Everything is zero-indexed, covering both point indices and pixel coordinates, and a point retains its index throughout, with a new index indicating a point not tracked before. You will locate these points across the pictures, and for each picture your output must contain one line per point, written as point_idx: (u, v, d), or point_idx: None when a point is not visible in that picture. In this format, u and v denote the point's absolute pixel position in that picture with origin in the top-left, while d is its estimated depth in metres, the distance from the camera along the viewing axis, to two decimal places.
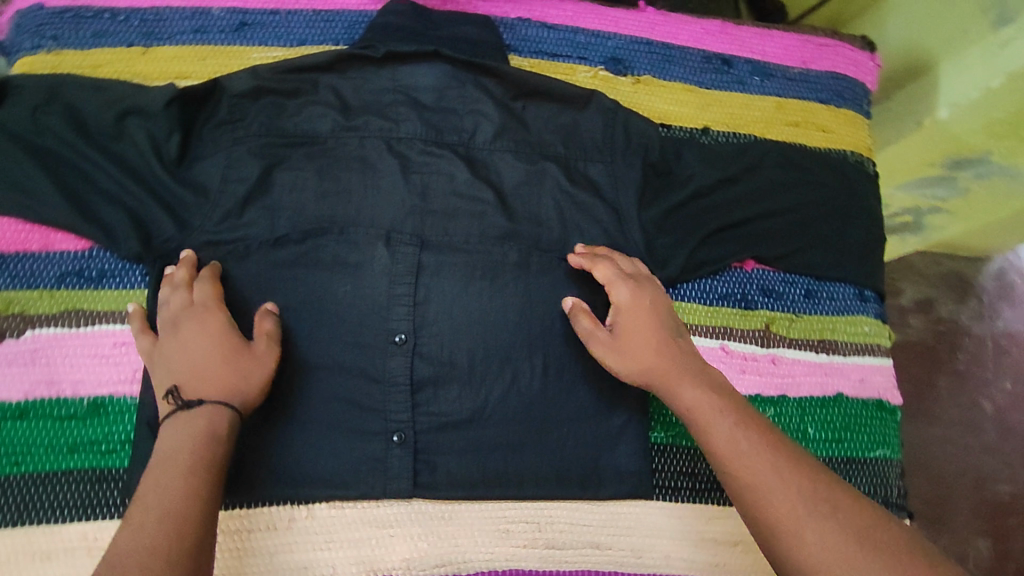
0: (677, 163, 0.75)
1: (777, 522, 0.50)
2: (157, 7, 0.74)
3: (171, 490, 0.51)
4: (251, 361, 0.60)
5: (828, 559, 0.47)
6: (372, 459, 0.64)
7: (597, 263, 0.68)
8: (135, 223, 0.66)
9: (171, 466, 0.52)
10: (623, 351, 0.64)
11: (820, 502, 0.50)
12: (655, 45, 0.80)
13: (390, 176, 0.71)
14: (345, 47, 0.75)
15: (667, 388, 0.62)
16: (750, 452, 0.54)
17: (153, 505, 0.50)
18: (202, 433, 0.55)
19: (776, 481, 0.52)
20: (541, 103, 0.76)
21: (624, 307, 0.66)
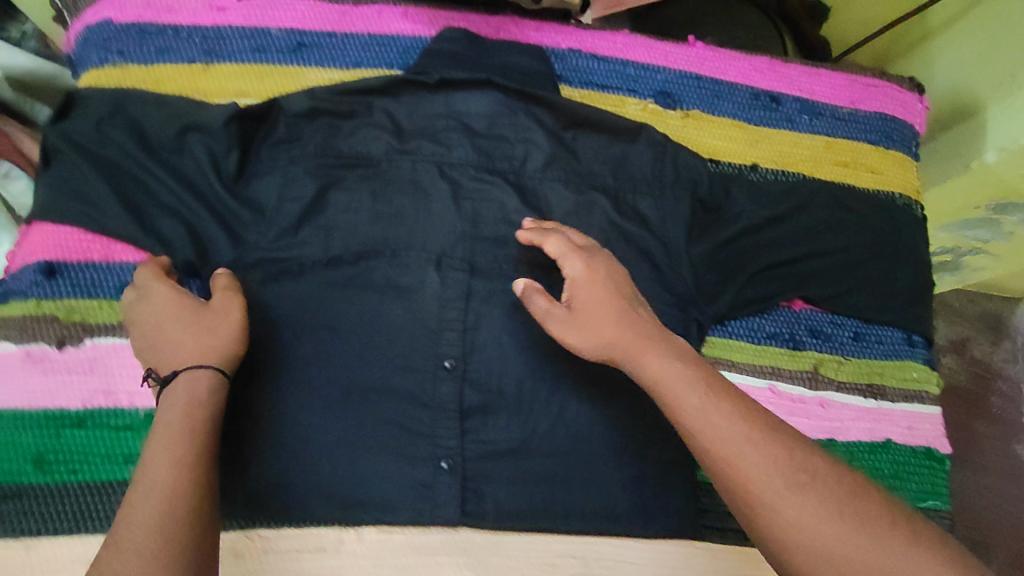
0: (725, 199, 0.75)
1: (765, 503, 0.48)
2: (218, 26, 0.74)
3: (167, 461, 0.50)
4: (212, 314, 0.59)
5: (808, 533, 0.47)
6: (421, 485, 0.64)
7: (547, 238, 0.65)
8: (193, 239, 0.67)
9: (163, 431, 0.52)
10: (582, 327, 0.60)
11: (799, 472, 0.49)
12: (704, 81, 0.80)
13: (442, 202, 0.71)
14: (399, 72, 0.75)
15: (631, 362, 0.58)
16: (727, 424, 0.52)
17: (151, 488, 0.49)
18: (188, 400, 0.54)
19: (759, 455, 0.50)
20: (592, 134, 0.76)
21: (578, 281, 0.62)
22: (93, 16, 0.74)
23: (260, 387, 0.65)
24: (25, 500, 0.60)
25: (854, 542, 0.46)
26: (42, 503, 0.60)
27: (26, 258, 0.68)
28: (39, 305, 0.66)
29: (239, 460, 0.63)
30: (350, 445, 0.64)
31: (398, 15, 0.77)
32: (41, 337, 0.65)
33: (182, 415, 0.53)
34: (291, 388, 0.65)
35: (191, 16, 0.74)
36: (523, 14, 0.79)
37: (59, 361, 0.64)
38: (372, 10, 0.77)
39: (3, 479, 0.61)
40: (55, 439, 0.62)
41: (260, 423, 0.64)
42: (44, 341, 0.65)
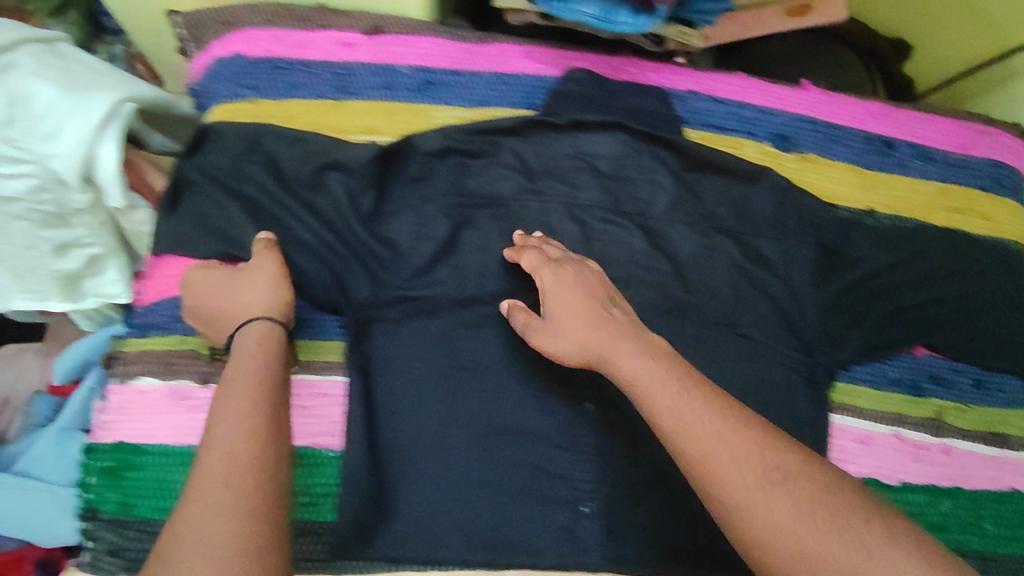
0: (846, 244, 0.75)
1: (733, 498, 0.49)
2: (346, 61, 0.73)
3: (255, 407, 0.52)
4: (268, 271, 0.62)
5: (774, 531, 0.48)
6: (562, 528, 0.65)
7: (525, 252, 0.67)
8: (334, 278, 0.67)
9: (244, 380, 0.54)
10: (559, 334, 0.61)
11: (771, 471, 0.50)
12: (819, 124, 0.81)
13: (572, 243, 0.72)
14: (534, 113, 0.75)
15: (604, 364, 0.59)
16: (705, 420, 0.53)
17: (247, 434, 0.51)
18: (268, 349, 0.57)
19: (722, 457, 0.51)
20: (714, 176, 0.76)
21: (549, 290, 0.63)
22: (224, 49, 0.74)
23: (401, 427, 0.66)
24: None
25: (821, 535, 0.47)
26: None
27: (166, 292, 0.69)
28: (184, 341, 0.68)
29: (385, 502, 0.64)
30: (493, 487, 0.65)
31: (522, 54, 0.77)
32: (187, 374, 0.67)
33: (264, 365, 0.56)
34: (431, 428, 0.66)
35: (320, 51, 0.73)
36: (644, 57, 0.79)
37: (202, 399, 0.67)
38: (496, 49, 0.77)
39: (156, 516, 0.64)
40: None
41: (405, 464, 0.65)
42: (189, 378, 0.67)
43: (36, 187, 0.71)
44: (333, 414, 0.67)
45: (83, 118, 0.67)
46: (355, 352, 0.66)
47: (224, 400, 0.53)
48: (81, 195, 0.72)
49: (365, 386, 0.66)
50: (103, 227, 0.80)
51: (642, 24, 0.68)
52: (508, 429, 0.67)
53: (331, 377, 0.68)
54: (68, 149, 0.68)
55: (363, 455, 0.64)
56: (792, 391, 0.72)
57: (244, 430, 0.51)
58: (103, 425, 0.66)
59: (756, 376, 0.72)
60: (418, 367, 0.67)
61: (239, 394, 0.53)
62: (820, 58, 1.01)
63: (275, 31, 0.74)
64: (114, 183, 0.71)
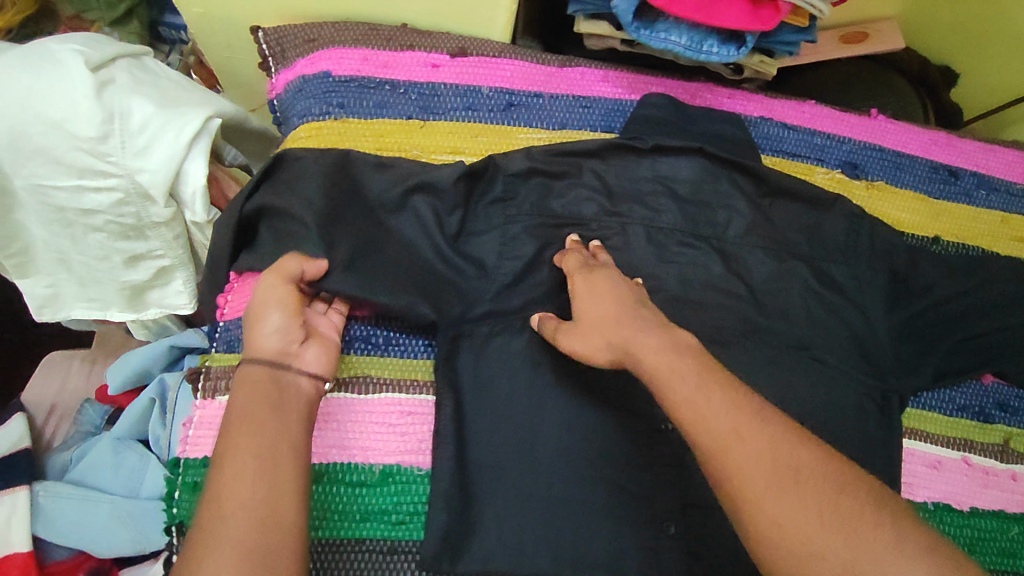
0: (914, 272, 0.76)
1: (745, 490, 0.51)
2: (432, 82, 0.75)
3: (261, 445, 0.52)
4: (266, 305, 0.60)
5: (786, 529, 0.49)
6: (645, 549, 0.64)
7: (566, 257, 0.69)
8: (424, 295, 0.68)
9: (246, 418, 0.54)
10: (587, 334, 0.62)
11: (784, 471, 0.51)
12: (887, 152, 0.82)
13: (651, 266, 0.72)
14: (620, 134, 0.77)
15: (629, 360, 0.59)
16: (721, 416, 0.54)
17: (248, 481, 0.50)
18: (268, 386, 0.56)
19: (740, 452, 0.52)
20: (788, 202, 0.77)
21: (580, 292, 0.65)
22: (310, 66, 0.75)
23: (488, 445, 0.66)
24: None
25: (824, 537, 0.48)
26: None
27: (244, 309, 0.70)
28: None
29: (473, 518, 0.64)
30: (577, 505, 0.65)
31: (599, 78, 0.79)
32: None
33: (266, 402, 0.55)
34: (516, 448, 0.66)
35: (406, 71, 0.75)
36: (718, 83, 0.82)
37: None
38: (575, 73, 0.79)
39: None
40: None
41: (492, 482, 0.65)
42: None
43: (119, 201, 0.71)
44: (420, 432, 0.66)
45: (174, 134, 0.68)
46: (446, 369, 0.68)
47: (228, 441, 0.53)
48: (163, 210, 0.72)
49: (455, 403, 0.67)
50: (176, 241, 0.79)
51: (728, 54, 0.70)
52: (589, 446, 0.67)
53: (417, 395, 0.68)
54: (157, 165, 0.68)
55: (452, 471, 0.64)
56: (866, 415, 0.72)
57: (252, 471, 0.51)
58: (188, 440, 0.66)
59: (833, 400, 0.71)
60: (504, 387, 0.68)
61: (244, 431, 0.53)
62: (876, 85, 1.01)
63: (363, 50, 0.75)
64: (198, 199, 0.71)
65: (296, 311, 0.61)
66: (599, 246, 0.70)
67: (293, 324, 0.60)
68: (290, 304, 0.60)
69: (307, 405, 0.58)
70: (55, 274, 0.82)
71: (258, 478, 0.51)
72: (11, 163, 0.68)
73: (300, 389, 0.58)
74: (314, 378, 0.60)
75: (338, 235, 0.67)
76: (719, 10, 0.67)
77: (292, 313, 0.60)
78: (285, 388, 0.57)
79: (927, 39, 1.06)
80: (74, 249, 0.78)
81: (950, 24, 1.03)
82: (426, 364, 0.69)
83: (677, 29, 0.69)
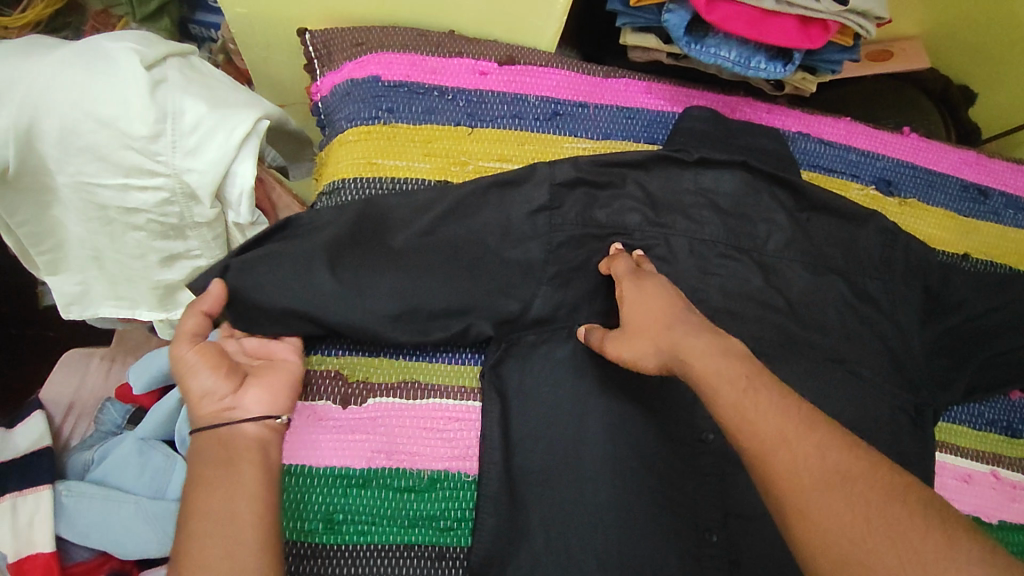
0: (946, 289, 0.78)
1: (792, 490, 0.48)
2: (480, 89, 0.77)
3: (217, 500, 0.53)
4: (188, 372, 0.60)
5: (832, 535, 0.45)
6: (690, 558, 0.64)
7: (615, 259, 0.69)
8: (471, 300, 0.68)
9: (199, 479, 0.55)
10: (633, 340, 0.61)
11: (832, 474, 0.48)
12: (919, 170, 0.85)
13: (693, 278, 0.73)
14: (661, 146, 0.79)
15: (677, 364, 0.57)
16: (764, 417, 0.51)
17: (205, 540, 0.51)
18: (215, 446, 0.58)
19: (789, 454, 0.49)
20: (825, 217, 0.78)
21: (629, 298, 0.64)
22: (358, 70, 0.76)
23: (535, 451, 0.66)
24: (319, 561, 0.62)
25: (871, 544, 0.45)
26: (335, 565, 0.62)
27: None
28: (322, 360, 0.69)
29: (520, 520, 0.64)
30: (622, 513, 0.64)
31: (642, 90, 0.81)
32: (327, 395, 0.67)
33: (214, 461, 0.56)
34: (562, 456, 0.66)
35: (454, 78, 0.77)
36: (757, 99, 0.85)
37: (342, 420, 0.67)
38: (620, 84, 0.81)
39: (295, 538, 0.62)
40: (343, 499, 0.64)
41: (537, 489, 0.65)
42: (329, 398, 0.67)
43: (163, 201, 0.70)
44: (466, 439, 0.68)
45: (225, 135, 0.67)
46: (494, 376, 0.69)
47: (189, 503, 0.54)
48: (207, 210, 0.71)
49: (502, 409, 0.68)
50: (215, 242, 0.77)
51: (776, 70, 0.71)
52: (633, 456, 0.67)
53: (465, 401, 0.69)
54: (206, 165, 0.68)
55: (499, 477, 0.65)
56: (902, 428, 0.72)
57: (205, 531, 0.52)
58: None
59: (870, 413, 0.71)
60: (551, 394, 0.68)
61: (198, 491, 0.54)
62: (899, 104, 1.02)
63: (412, 56, 0.77)
64: (245, 200, 0.71)
65: (216, 364, 0.61)
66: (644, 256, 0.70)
67: (209, 383, 0.60)
68: (208, 362, 0.61)
69: (258, 447, 0.60)
70: (86, 271, 0.79)
71: (216, 536, 0.52)
72: (58, 160, 0.67)
73: (247, 436, 0.60)
74: (260, 421, 0.61)
75: (389, 238, 0.68)
76: (769, 27, 0.68)
77: (212, 369, 0.60)
78: (231, 441, 0.59)
79: (951, 58, 1.07)
80: (110, 248, 0.75)
81: (970, 45, 1.05)
82: (473, 371, 0.71)
83: (728, 45, 0.71)
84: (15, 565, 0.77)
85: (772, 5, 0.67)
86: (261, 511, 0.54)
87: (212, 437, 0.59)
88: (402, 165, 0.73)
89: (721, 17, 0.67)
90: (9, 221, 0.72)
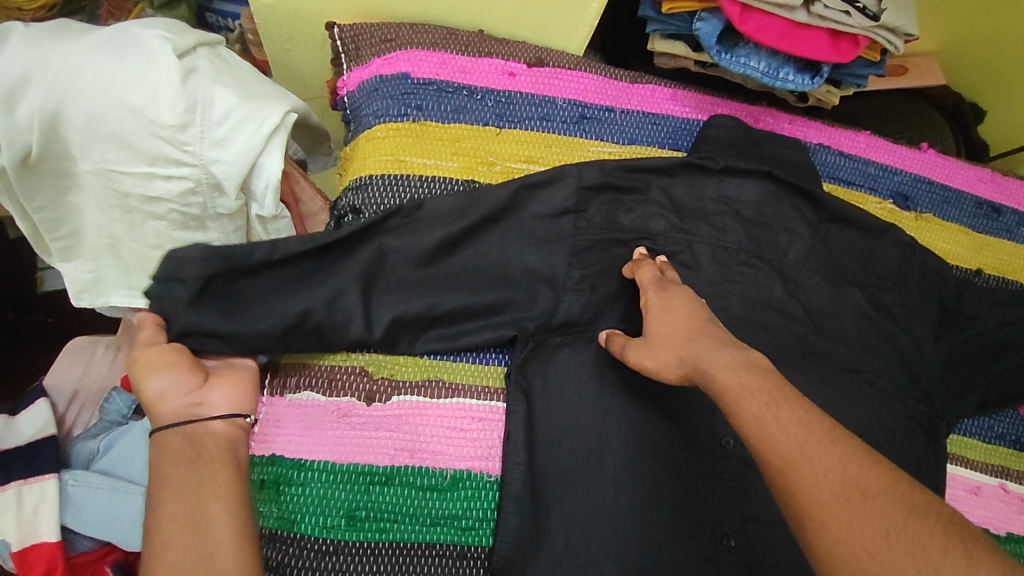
0: (960, 303, 0.79)
1: (811, 502, 0.47)
2: (509, 90, 0.78)
3: (188, 503, 0.55)
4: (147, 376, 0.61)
5: (856, 552, 0.44)
6: (706, 561, 0.65)
7: (640, 268, 0.68)
8: (496, 301, 0.69)
9: (169, 482, 0.56)
10: (655, 350, 0.61)
11: (851, 488, 0.47)
12: (936, 186, 0.86)
13: (715, 284, 0.73)
14: (686, 153, 0.80)
15: (699, 376, 0.56)
16: (786, 430, 0.50)
17: (178, 543, 0.53)
18: (184, 446, 0.59)
19: (809, 467, 0.48)
20: (844, 228, 0.78)
21: (652, 310, 0.64)
22: (387, 67, 0.76)
23: (556, 453, 0.67)
24: (341, 558, 0.62)
25: (890, 561, 0.44)
26: (357, 561, 0.62)
27: None
28: (349, 356, 0.68)
29: (541, 522, 0.64)
30: (640, 516, 0.65)
31: (668, 96, 0.82)
32: (351, 391, 0.67)
33: (183, 462, 0.58)
34: (583, 459, 0.66)
35: (483, 78, 0.78)
36: (780, 109, 0.86)
37: (366, 417, 0.67)
38: (646, 90, 0.82)
39: (318, 534, 0.62)
40: (366, 496, 0.64)
41: (558, 490, 0.65)
42: (353, 395, 0.67)
43: (187, 190, 0.69)
44: (489, 439, 0.68)
45: (254, 128, 0.67)
46: (519, 377, 0.69)
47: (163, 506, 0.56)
48: (230, 202, 0.70)
49: (526, 410, 0.68)
50: (235, 234, 0.76)
51: (805, 82, 0.72)
52: (653, 460, 0.67)
53: (488, 402, 0.69)
54: (234, 157, 0.67)
55: (522, 478, 0.66)
56: (914, 439, 0.73)
57: (178, 536, 0.54)
58: (254, 437, 0.64)
59: (885, 424, 0.72)
60: (573, 396, 0.69)
61: (169, 495, 0.56)
62: (912, 118, 1.04)
63: (442, 54, 0.78)
64: (270, 193, 0.70)
65: (174, 366, 0.61)
66: (668, 265, 0.70)
67: (174, 382, 0.61)
68: (169, 361, 0.61)
69: (226, 445, 0.61)
70: (100, 259, 0.77)
71: (190, 538, 0.53)
72: (82, 146, 0.67)
73: (213, 433, 0.61)
74: (227, 418, 0.62)
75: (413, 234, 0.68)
76: (801, 39, 0.69)
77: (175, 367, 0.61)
78: (199, 439, 0.60)
79: (962, 75, 1.09)
80: (128, 236, 0.74)
81: (982, 64, 1.06)
82: (497, 370, 0.71)
83: (757, 55, 0.71)
84: (20, 554, 0.74)
85: (805, 17, 0.67)
86: (233, 510, 0.56)
87: (179, 435, 0.60)
88: (430, 162, 0.74)
89: (754, 28, 0.68)
90: (26, 206, 0.71)
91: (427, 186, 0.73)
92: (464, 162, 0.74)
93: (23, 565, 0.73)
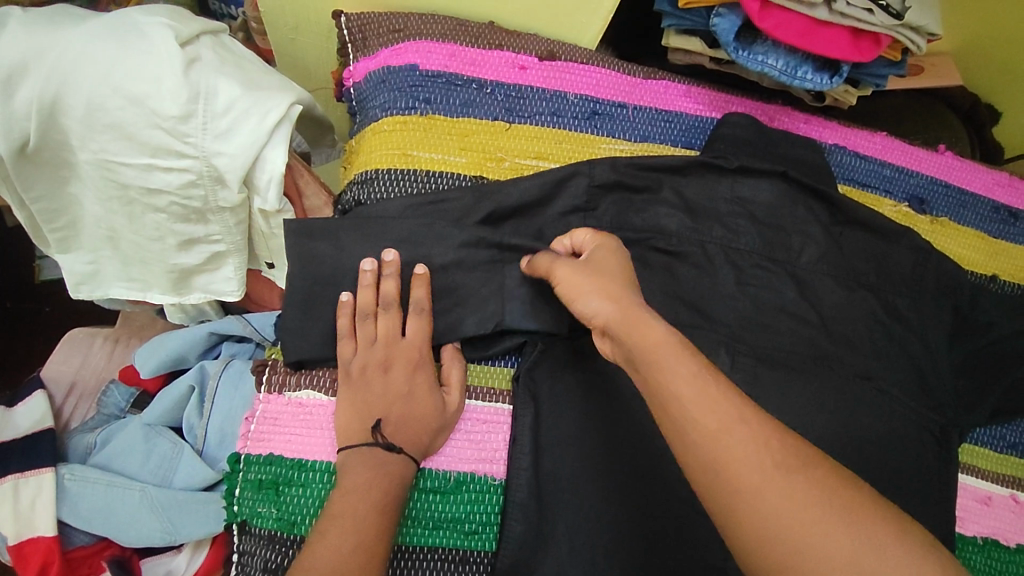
0: (975, 310, 0.78)
1: (736, 487, 0.45)
2: (520, 84, 0.76)
3: (364, 505, 0.55)
4: (400, 361, 0.64)
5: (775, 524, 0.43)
6: (714, 570, 0.63)
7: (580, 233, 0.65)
8: (503, 301, 0.67)
9: (349, 482, 0.56)
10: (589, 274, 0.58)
11: (780, 459, 0.45)
12: (953, 189, 0.85)
13: (727, 285, 0.72)
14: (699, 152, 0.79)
15: None
16: (696, 398, 0.48)
17: (348, 527, 0.53)
18: (377, 461, 0.58)
19: (718, 445, 0.46)
20: (858, 232, 0.77)
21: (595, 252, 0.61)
22: (395, 58, 0.75)
23: (563, 460, 0.65)
24: None
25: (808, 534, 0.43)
26: None
27: (295, 429, 0.64)
28: None
29: (547, 529, 0.63)
30: (645, 523, 0.63)
31: (682, 93, 0.81)
32: None
33: (375, 470, 0.58)
34: (590, 464, 0.65)
35: (493, 71, 0.76)
36: (794, 107, 0.85)
37: None
38: (659, 86, 0.80)
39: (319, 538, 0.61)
40: None
41: (562, 500, 0.64)
42: None
43: (188, 183, 0.67)
44: (494, 442, 0.67)
45: (258, 119, 0.65)
46: (528, 380, 0.67)
47: (338, 497, 0.56)
48: (233, 195, 0.68)
49: (534, 414, 0.66)
50: (238, 229, 0.73)
51: (823, 82, 0.70)
52: (660, 464, 0.65)
53: (495, 403, 0.68)
54: (237, 149, 0.65)
55: (528, 483, 0.64)
56: (925, 447, 0.71)
57: (338, 528, 0.53)
58: (250, 435, 0.64)
59: (895, 433, 0.70)
60: (576, 398, 0.67)
61: (347, 494, 0.56)
62: (928, 118, 1.01)
63: (451, 46, 0.76)
64: (274, 186, 0.68)
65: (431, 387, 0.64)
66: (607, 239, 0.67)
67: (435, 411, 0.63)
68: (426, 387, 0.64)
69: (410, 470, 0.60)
70: (98, 251, 0.74)
71: (355, 543, 0.52)
72: (81, 137, 0.64)
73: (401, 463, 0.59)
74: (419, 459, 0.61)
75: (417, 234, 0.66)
76: (820, 37, 0.67)
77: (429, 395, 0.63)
78: (390, 466, 0.59)
79: (978, 76, 1.07)
80: (128, 229, 0.71)
81: (1001, 64, 1.04)
82: (504, 372, 0.69)
83: (776, 53, 0.70)
84: (16, 548, 0.72)
85: (826, 15, 0.66)
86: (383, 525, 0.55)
87: (378, 411, 0.62)
88: (438, 157, 0.72)
89: (773, 26, 0.66)
90: (24, 197, 0.68)
91: (434, 182, 0.71)
92: (473, 158, 0.73)
93: (20, 559, 0.72)
